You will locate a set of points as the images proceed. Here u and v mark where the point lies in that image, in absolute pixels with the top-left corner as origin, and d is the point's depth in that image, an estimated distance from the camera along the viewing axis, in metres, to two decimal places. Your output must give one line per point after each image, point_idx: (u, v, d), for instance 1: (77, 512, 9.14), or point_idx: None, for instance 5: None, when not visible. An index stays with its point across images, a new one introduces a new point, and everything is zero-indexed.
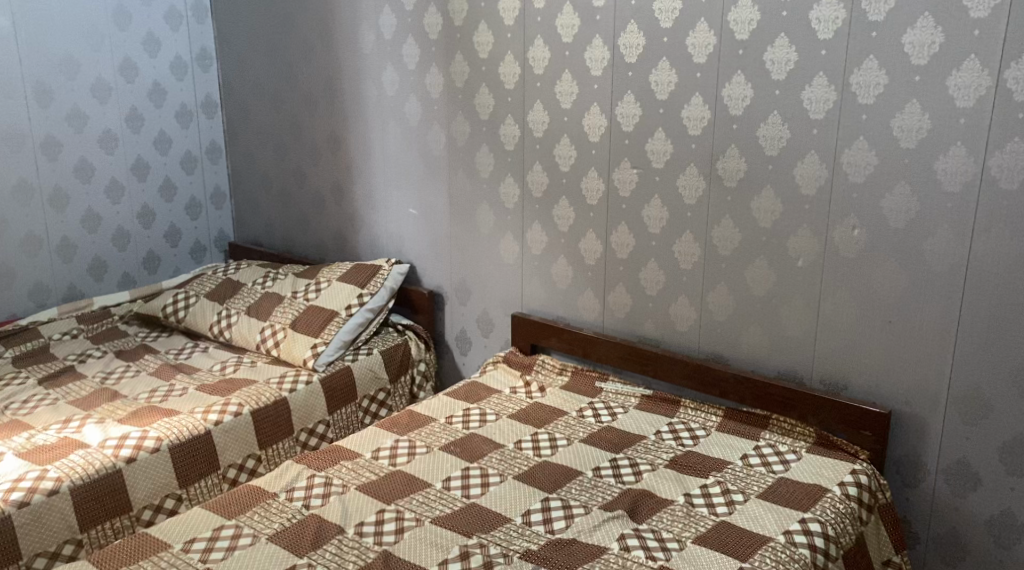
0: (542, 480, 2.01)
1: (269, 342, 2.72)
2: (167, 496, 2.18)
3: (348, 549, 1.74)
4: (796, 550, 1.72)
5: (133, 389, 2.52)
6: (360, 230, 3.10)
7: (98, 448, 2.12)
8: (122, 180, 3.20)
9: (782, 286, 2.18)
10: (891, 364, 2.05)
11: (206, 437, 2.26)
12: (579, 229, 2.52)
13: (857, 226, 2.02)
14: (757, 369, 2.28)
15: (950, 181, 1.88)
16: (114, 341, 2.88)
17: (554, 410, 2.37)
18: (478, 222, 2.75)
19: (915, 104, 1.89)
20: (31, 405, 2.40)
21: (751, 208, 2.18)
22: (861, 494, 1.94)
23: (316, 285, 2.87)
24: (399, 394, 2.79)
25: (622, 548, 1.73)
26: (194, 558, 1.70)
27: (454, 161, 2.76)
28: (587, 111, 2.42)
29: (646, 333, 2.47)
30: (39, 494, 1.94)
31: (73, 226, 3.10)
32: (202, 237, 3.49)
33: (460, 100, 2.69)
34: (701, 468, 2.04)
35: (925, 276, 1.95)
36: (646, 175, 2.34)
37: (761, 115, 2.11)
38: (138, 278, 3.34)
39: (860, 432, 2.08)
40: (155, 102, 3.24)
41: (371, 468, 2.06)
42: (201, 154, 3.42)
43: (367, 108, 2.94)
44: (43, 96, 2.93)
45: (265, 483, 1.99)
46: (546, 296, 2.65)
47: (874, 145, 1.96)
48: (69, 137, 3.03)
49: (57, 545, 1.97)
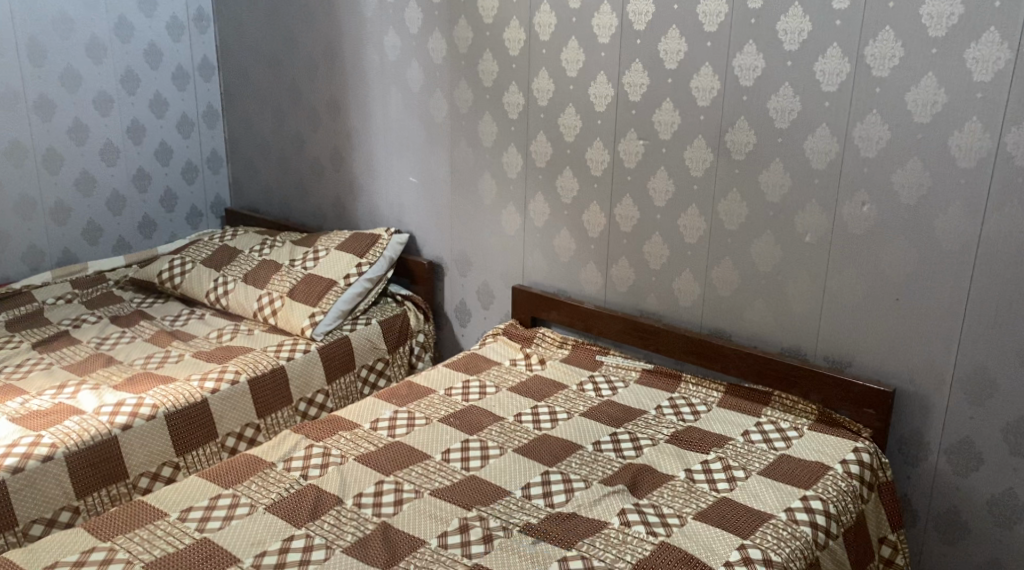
0: (541, 454, 1.99)
1: (267, 310, 2.69)
2: (164, 464, 2.16)
3: (347, 520, 1.72)
4: (798, 528, 1.71)
5: (128, 355, 2.49)
6: (359, 198, 3.06)
7: (94, 414, 2.10)
8: (116, 143, 3.15)
9: (788, 262, 2.15)
10: (896, 343, 2.04)
11: (203, 404, 2.24)
12: (583, 200, 2.49)
13: (867, 202, 1.99)
14: (760, 345, 2.26)
15: (964, 157, 1.85)
16: (109, 306, 2.84)
17: (554, 383, 2.35)
18: (479, 191, 2.72)
19: (930, 78, 1.85)
20: (26, 370, 2.37)
21: (759, 182, 2.14)
22: (863, 472, 1.93)
23: (314, 254, 2.83)
24: (397, 364, 2.77)
25: (622, 523, 1.71)
26: (191, 527, 1.69)
27: (456, 129, 2.72)
28: (593, 80, 2.37)
29: (648, 307, 2.44)
30: (34, 460, 1.92)
31: (68, 189, 3.05)
32: (198, 202, 3.45)
33: (463, 66, 2.64)
34: (701, 443, 2.03)
35: (934, 254, 1.93)
36: (653, 147, 2.30)
37: (772, 87, 2.07)
38: (133, 243, 3.30)
39: (862, 410, 2.07)
40: (151, 64, 3.18)
41: (370, 438, 2.04)
42: (198, 118, 3.37)
43: (368, 73, 2.89)
44: (36, 55, 2.87)
45: (262, 452, 1.97)
46: (548, 267, 2.62)
47: (887, 119, 1.92)
48: (63, 97, 2.97)
49: (53, 511, 1.96)
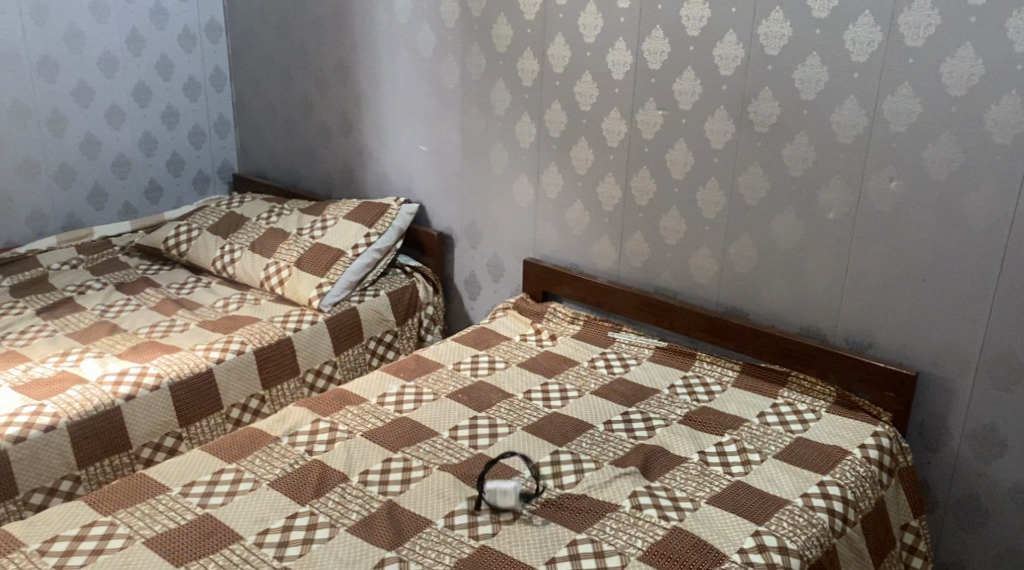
0: (551, 433, 1.94)
1: (273, 279, 2.64)
2: (167, 435, 2.12)
3: (352, 498, 1.68)
4: (814, 515, 1.66)
5: (133, 323, 2.45)
6: (368, 166, 2.99)
7: (97, 384, 2.06)
8: (122, 105, 3.09)
9: (809, 239, 2.08)
10: (920, 324, 1.97)
11: (208, 374, 2.20)
12: (598, 171, 2.41)
13: (895, 177, 1.92)
14: (778, 324, 2.20)
15: (999, 132, 1.77)
16: (115, 273, 2.80)
17: (565, 360, 2.30)
18: (491, 161, 2.65)
19: (968, 48, 1.76)
20: (29, 336, 2.33)
21: (781, 156, 2.07)
22: (882, 457, 1.88)
23: (322, 223, 2.77)
24: (406, 337, 2.72)
25: (634, 506, 1.67)
26: (193, 502, 1.65)
27: (468, 96, 2.64)
28: (611, 47, 2.29)
29: (663, 283, 2.38)
30: (36, 430, 1.89)
31: (72, 152, 3.00)
32: (205, 167, 3.39)
33: (477, 31, 2.55)
34: (716, 424, 1.98)
35: (963, 232, 1.86)
36: (671, 118, 2.23)
37: (798, 56, 1.98)
38: (139, 208, 3.25)
39: (882, 393, 2.02)
40: (157, 24, 3.10)
41: (376, 413, 2.00)
42: (205, 81, 3.29)
43: (378, 37, 2.81)
44: (39, 13, 2.80)
45: (267, 427, 1.93)
46: (561, 240, 2.56)
47: (919, 92, 1.84)
48: (66, 57, 2.90)
49: (55, 481, 1.93)
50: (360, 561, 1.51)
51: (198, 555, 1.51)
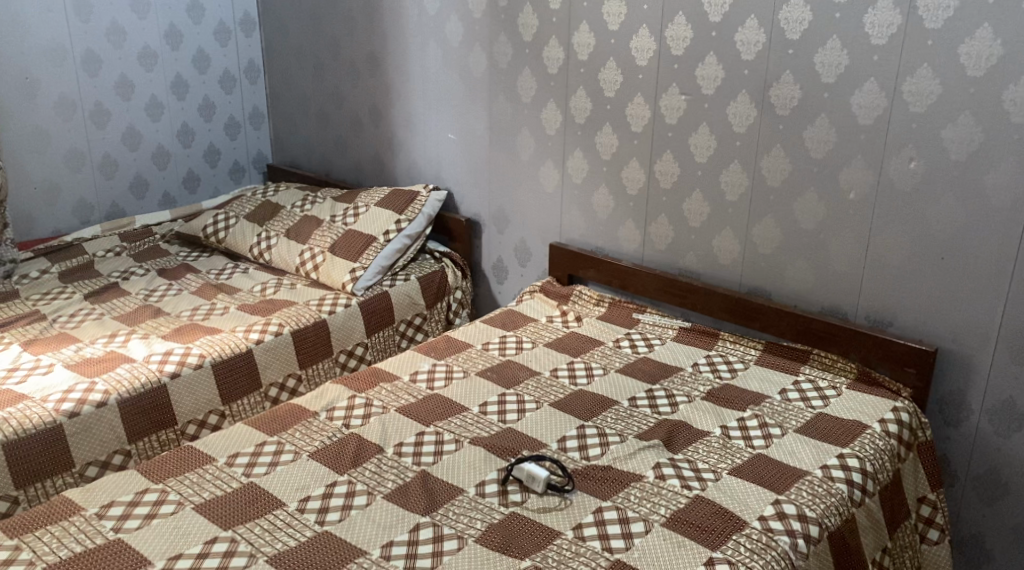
0: (577, 408, 2.01)
1: (308, 265, 2.73)
2: (211, 412, 2.22)
3: (388, 468, 1.77)
4: (833, 485, 1.72)
5: (175, 307, 2.56)
6: (398, 155, 3.07)
7: (144, 363, 2.16)
8: (161, 98, 3.19)
9: (830, 220, 2.13)
10: (940, 302, 2.01)
11: (248, 354, 2.30)
12: (623, 156, 2.47)
13: (915, 158, 1.95)
14: (799, 303, 2.25)
15: (1017, 112, 1.80)
16: (156, 260, 2.91)
17: (590, 340, 2.36)
18: (518, 147, 2.71)
19: (986, 28, 1.79)
20: (78, 319, 2.45)
21: (802, 138, 2.11)
22: (901, 431, 1.92)
23: (354, 210, 2.86)
24: (436, 320, 2.81)
25: (657, 476, 1.73)
26: (238, 471, 1.75)
27: (495, 84, 2.70)
28: (635, 33, 2.34)
29: (686, 265, 2.44)
30: (89, 406, 1.99)
31: (114, 143, 3.11)
32: (240, 157, 3.49)
33: (503, 20, 2.62)
34: (738, 401, 2.03)
35: (983, 211, 1.89)
36: (694, 102, 2.28)
37: (819, 40, 2.02)
38: (178, 198, 3.36)
39: (903, 370, 2.06)
40: (193, 19, 3.20)
41: (410, 390, 2.08)
42: (240, 73, 3.39)
43: (407, 28, 2.88)
44: (83, 9, 2.91)
45: (305, 402, 2.02)
46: (587, 224, 2.62)
47: (938, 73, 1.88)
48: (108, 53, 3.01)
49: (107, 454, 2.03)
50: (396, 525, 1.59)
51: (245, 519, 1.60)
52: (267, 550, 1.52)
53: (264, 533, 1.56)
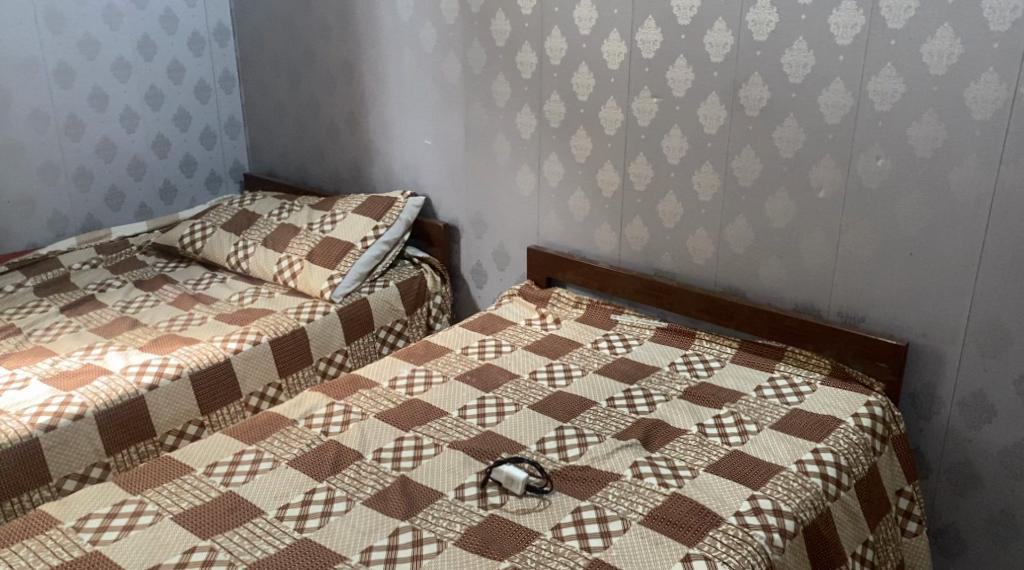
0: (556, 410, 2.03)
1: (286, 273, 2.73)
2: (190, 422, 2.22)
3: (367, 474, 1.77)
4: (808, 479, 1.74)
5: (153, 318, 2.55)
6: (375, 161, 3.08)
7: (121, 374, 2.16)
8: (135, 109, 3.19)
9: (801, 218, 2.15)
10: (910, 297, 2.04)
11: (226, 364, 2.29)
12: (597, 159, 2.49)
13: (882, 155, 1.99)
14: (774, 301, 2.28)
15: (979, 109, 1.83)
16: (133, 271, 2.90)
17: (568, 342, 2.38)
18: (494, 152, 2.73)
19: (947, 28, 1.83)
20: (54, 332, 2.44)
21: (772, 138, 2.14)
22: (875, 425, 1.95)
23: (331, 217, 2.86)
24: (416, 325, 2.81)
25: (635, 475, 1.75)
26: (217, 481, 1.75)
27: (470, 90, 2.72)
28: (606, 37, 2.36)
29: (662, 266, 2.46)
30: (65, 419, 1.98)
31: (89, 155, 3.10)
32: (217, 167, 3.48)
33: (477, 26, 2.63)
34: (714, 398, 2.05)
35: (949, 207, 1.92)
36: (666, 105, 2.30)
37: (786, 42, 2.05)
38: (154, 209, 3.35)
39: (875, 364, 2.09)
40: (167, 29, 3.20)
41: (388, 396, 2.09)
42: (215, 83, 3.39)
43: (382, 35, 2.89)
44: (55, 21, 2.90)
45: (283, 410, 2.02)
46: (564, 228, 2.64)
47: (902, 72, 1.91)
48: (82, 64, 3.00)
49: (85, 468, 2.02)
50: (376, 530, 1.60)
51: (224, 528, 1.60)
52: (246, 558, 1.52)
53: (244, 541, 1.56)
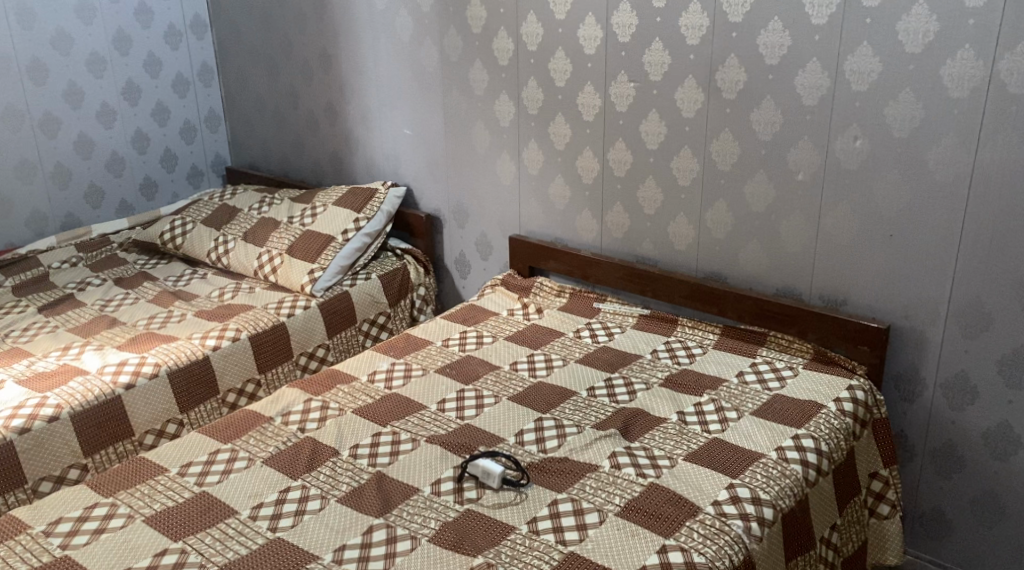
0: (536, 401, 2.01)
1: (267, 268, 2.71)
2: (168, 421, 2.20)
3: (342, 471, 1.75)
4: (788, 466, 1.72)
5: (131, 316, 2.53)
6: (355, 152, 3.04)
7: (98, 374, 2.14)
8: (112, 104, 3.15)
9: (781, 201, 2.13)
10: (891, 278, 2.02)
11: (204, 361, 2.27)
12: (576, 146, 2.46)
13: (860, 136, 1.96)
14: (755, 286, 2.25)
15: (956, 87, 1.80)
16: (113, 269, 2.87)
17: (551, 331, 2.36)
18: (473, 140, 2.69)
19: (921, 6, 1.80)
20: (32, 333, 2.41)
21: (749, 121, 2.11)
22: (857, 409, 1.93)
23: (312, 210, 2.83)
24: (399, 317, 2.79)
25: (613, 466, 1.73)
26: (190, 481, 1.73)
27: (447, 78, 2.69)
28: (582, 22, 2.32)
29: (644, 252, 2.43)
30: (40, 421, 1.96)
31: (66, 152, 3.07)
32: (198, 160, 3.45)
33: (452, 13, 2.60)
34: (696, 386, 2.03)
35: (928, 187, 1.90)
36: (643, 89, 2.27)
37: (760, 22, 2.02)
38: (136, 205, 3.32)
39: (858, 348, 2.07)
40: (142, 23, 3.16)
41: (367, 391, 2.07)
42: (193, 76, 3.35)
43: (358, 23, 2.85)
44: (26, 17, 2.86)
45: (261, 407, 2.00)
46: (545, 215, 2.61)
47: (878, 51, 1.88)
48: (55, 60, 2.96)
49: (61, 469, 2.01)
50: (349, 529, 1.58)
51: (196, 529, 1.58)
52: (218, 560, 1.50)
53: (216, 543, 1.55)
